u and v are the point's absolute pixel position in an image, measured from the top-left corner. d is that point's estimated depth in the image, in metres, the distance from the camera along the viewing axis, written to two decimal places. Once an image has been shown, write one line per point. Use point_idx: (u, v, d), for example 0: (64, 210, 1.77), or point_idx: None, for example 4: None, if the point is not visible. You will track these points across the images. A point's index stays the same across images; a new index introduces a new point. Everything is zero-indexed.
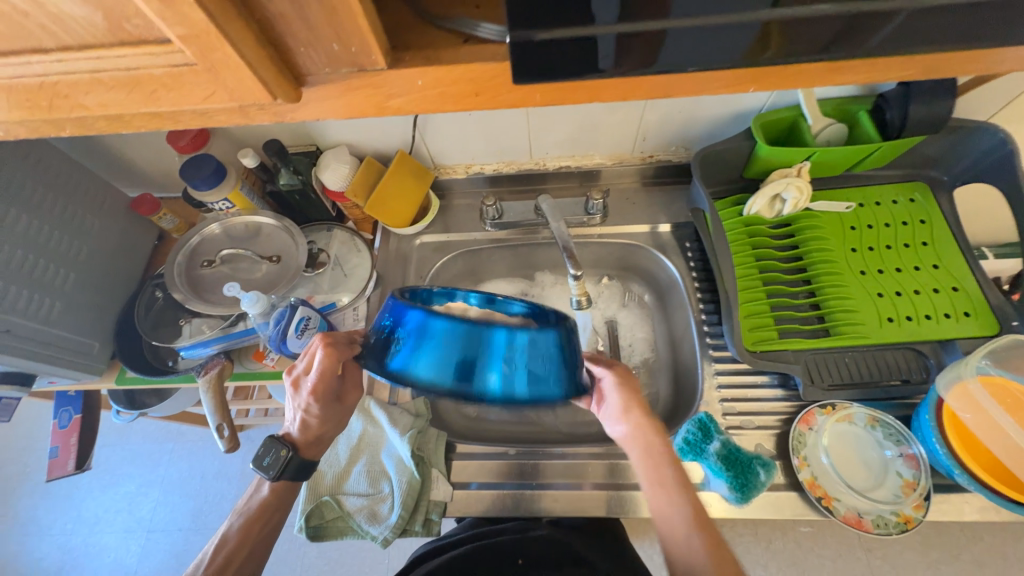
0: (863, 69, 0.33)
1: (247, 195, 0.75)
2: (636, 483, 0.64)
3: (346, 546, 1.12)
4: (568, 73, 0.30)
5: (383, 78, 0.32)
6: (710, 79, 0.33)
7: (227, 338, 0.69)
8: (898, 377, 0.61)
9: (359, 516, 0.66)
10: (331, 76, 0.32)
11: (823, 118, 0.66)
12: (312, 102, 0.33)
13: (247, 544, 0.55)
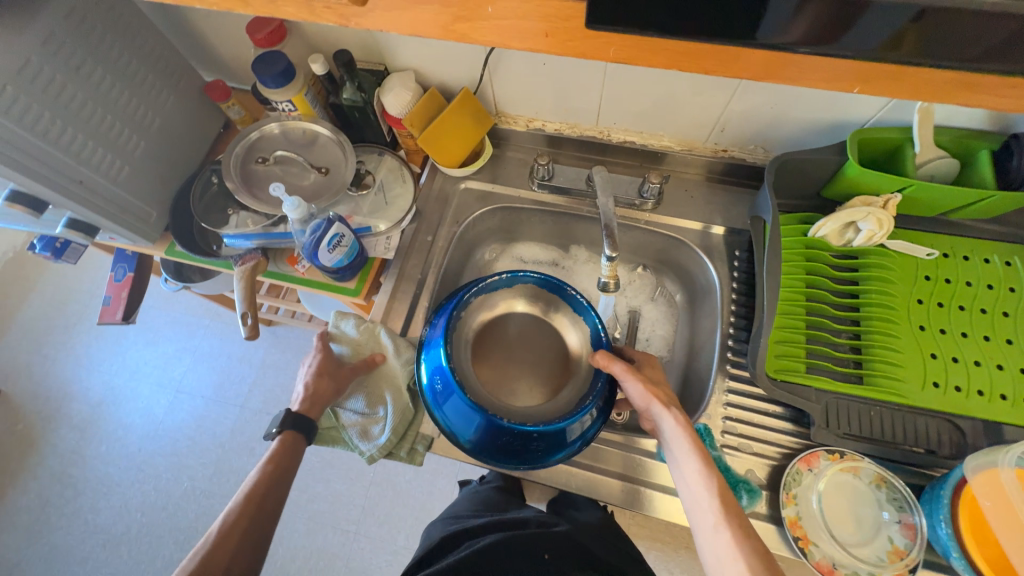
0: (996, 91, 0.28)
1: (310, 101, 0.76)
2: (614, 471, 0.64)
3: (341, 451, 1.22)
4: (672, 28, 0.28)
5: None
6: (825, 69, 0.30)
7: (267, 237, 0.73)
8: (924, 445, 0.57)
9: (351, 430, 0.70)
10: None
11: (934, 148, 0.58)
12: (376, 10, 0.32)
13: (253, 501, 0.61)
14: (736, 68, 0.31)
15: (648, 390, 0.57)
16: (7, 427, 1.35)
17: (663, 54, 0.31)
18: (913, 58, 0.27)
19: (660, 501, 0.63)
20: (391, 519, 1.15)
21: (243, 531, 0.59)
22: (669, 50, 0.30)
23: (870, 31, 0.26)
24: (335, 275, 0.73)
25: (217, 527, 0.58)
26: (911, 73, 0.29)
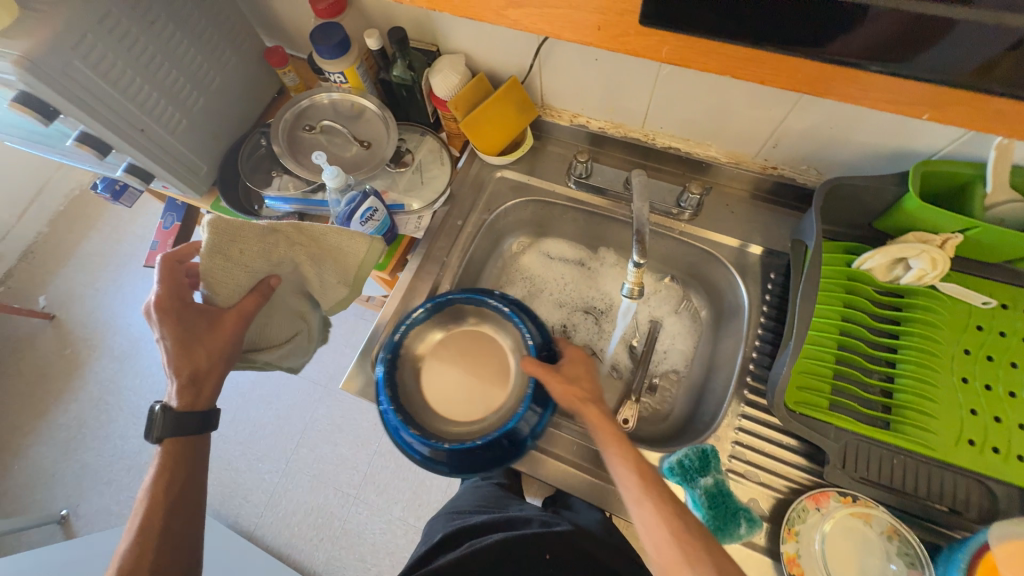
0: None
1: (361, 75, 0.77)
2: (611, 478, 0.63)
3: (351, 417, 1.26)
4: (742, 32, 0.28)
5: None
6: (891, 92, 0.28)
7: (305, 203, 0.75)
8: (948, 503, 0.54)
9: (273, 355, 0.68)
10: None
11: (1009, 190, 0.53)
12: None
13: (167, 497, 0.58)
14: (793, 81, 0.29)
15: (566, 389, 0.59)
16: (56, 350, 1.46)
17: (721, 59, 0.30)
18: (1016, 89, 0.26)
19: None
20: (391, 489, 1.18)
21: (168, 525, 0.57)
22: (726, 54, 0.29)
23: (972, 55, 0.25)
24: None
25: (127, 537, 0.55)
26: (991, 103, 0.27)
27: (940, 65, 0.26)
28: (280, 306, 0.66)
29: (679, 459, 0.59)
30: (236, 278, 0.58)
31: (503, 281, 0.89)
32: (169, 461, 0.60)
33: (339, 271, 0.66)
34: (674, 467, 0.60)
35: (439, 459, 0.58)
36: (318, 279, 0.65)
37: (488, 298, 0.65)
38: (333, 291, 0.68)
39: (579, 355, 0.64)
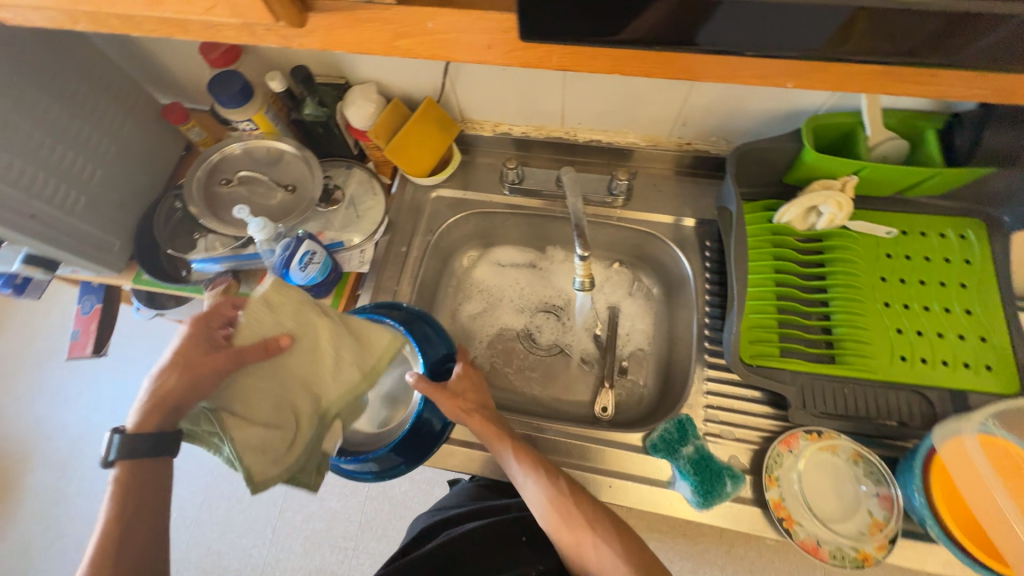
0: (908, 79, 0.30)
1: (271, 119, 0.74)
2: (599, 467, 0.64)
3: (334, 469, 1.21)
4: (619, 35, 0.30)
5: (391, 13, 0.30)
6: (746, 65, 0.31)
7: (237, 259, 0.71)
8: (896, 418, 0.59)
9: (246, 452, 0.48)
10: (338, 4, 0.31)
11: (885, 131, 0.60)
12: (317, 31, 0.32)
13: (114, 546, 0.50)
14: (674, 71, 0.32)
15: (450, 404, 0.60)
16: None
17: (611, 61, 0.32)
18: (860, 54, 0.29)
19: (645, 492, 0.62)
20: (390, 532, 1.14)
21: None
22: (610, 56, 0.31)
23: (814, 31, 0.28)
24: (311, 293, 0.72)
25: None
26: (841, 64, 0.30)
27: (793, 42, 0.29)
28: (282, 381, 0.54)
29: (660, 434, 0.62)
30: (259, 321, 0.52)
31: (460, 297, 0.88)
32: (127, 484, 0.52)
33: (360, 354, 0.58)
34: (658, 442, 0.62)
35: (384, 467, 0.63)
36: (334, 358, 0.56)
37: (386, 318, 0.66)
38: (346, 378, 0.57)
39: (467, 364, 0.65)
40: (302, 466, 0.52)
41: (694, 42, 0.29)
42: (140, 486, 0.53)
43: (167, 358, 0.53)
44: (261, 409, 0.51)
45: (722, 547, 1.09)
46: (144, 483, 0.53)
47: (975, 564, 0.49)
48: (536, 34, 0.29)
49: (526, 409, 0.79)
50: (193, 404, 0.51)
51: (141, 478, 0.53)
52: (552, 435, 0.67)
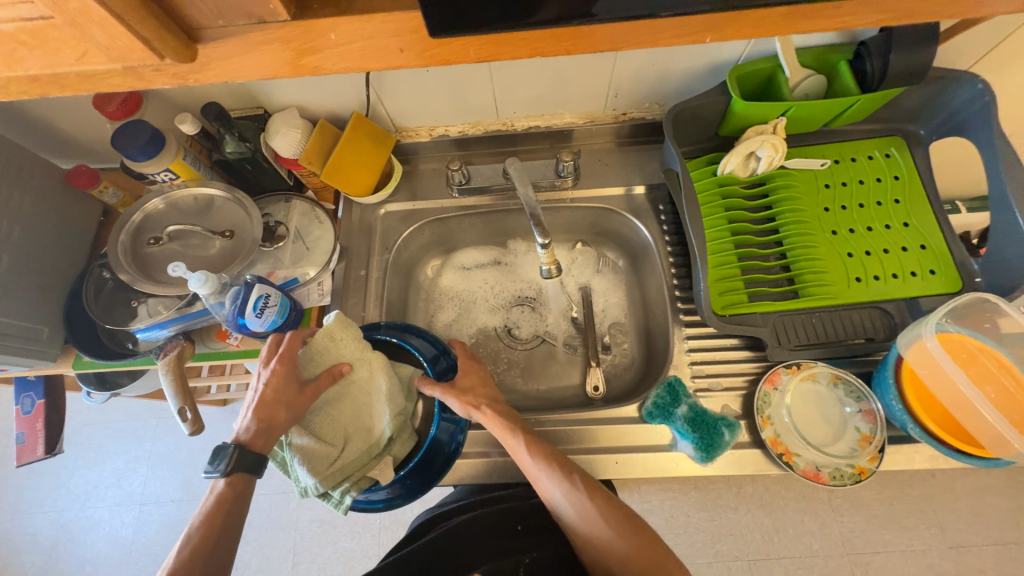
0: (806, 19, 0.31)
1: (191, 164, 0.69)
2: (603, 446, 0.65)
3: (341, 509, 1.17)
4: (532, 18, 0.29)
5: (290, 31, 0.29)
6: (663, 32, 0.31)
7: (185, 319, 0.66)
8: (863, 335, 0.63)
9: (316, 459, 0.55)
10: (229, 30, 0.29)
11: (801, 69, 0.63)
12: (213, 62, 0.30)
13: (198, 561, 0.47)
14: (596, 44, 0.32)
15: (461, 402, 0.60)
16: None
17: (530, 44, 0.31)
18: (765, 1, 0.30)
19: (651, 461, 0.63)
20: None
21: None
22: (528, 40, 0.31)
23: None
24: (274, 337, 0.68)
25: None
26: (744, 14, 0.31)
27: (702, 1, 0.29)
28: (350, 401, 0.59)
29: (654, 401, 0.63)
30: (336, 351, 0.59)
31: (432, 309, 0.87)
32: (226, 500, 0.51)
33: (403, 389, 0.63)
34: (653, 409, 0.63)
35: (396, 494, 0.60)
36: (388, 390, 0.60)
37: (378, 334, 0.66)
38: (396, 406, 0.60)
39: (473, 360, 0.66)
40: (354, 472, 0.56)
41: (603, 14, 0.29)
42: (209, 532, 0.49)
43: (256, 392, 0.54)
44: (325, 423, 0.57)
45: (731, 490, 1.14)
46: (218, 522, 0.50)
47: (955, 453, 0.52)
48: (446, 30, 0.29)
49: (520, 405, 0.78)
50: (278, 428, 0.53)
51: (220, 516, 0.50)
52: (550, 425, 0.66)
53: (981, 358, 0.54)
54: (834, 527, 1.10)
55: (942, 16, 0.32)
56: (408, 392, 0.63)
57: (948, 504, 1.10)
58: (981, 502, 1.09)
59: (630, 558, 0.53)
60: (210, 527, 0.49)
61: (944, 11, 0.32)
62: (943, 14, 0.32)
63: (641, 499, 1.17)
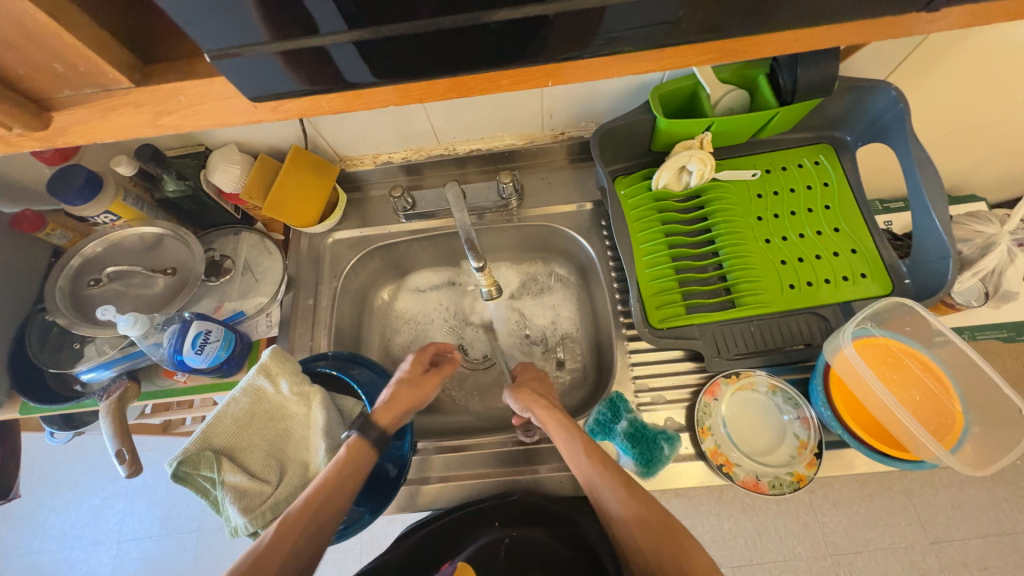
0: (635, 60, 0.34)
1: (133, 205, 0.70)
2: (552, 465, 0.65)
3: None
4: (373, 71, 0.32)
5: (133, 96, 0.33)
6: (495, 78, 0.34)
7: (128, 359, 0.66)
8: (801, 341, 0.63)
9: (234, 497, 0.54)
10: (77, 97, 0.32)
11: (721, 86, 0.64)
12: (74, 127, 0.33)
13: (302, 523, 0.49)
14: (441, 92, 0.35)
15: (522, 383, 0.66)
16: None
17: (379, 95, 0.34)
18: (586, 48, 0.32)
19: None
20: None
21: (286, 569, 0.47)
22: (382, 92, 0.34)
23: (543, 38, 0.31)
24: (220, 372, 0.68)
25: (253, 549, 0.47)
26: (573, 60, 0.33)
27: (534, 49, 0.31)
28: (282, 433, 0.60)
29: (595, 418, 0.64)
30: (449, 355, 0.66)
31: (389, 333, 0.87)
32: (340, 472, 0.53)
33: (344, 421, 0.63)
34: (595, 427, 0.63)
35: (347, 523, 0.60)
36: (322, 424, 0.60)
37: (318, 368, 0.66)
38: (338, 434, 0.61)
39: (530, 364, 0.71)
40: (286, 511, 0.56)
41: (440, 64, 0.32)
42: (311, 506, 0.50)
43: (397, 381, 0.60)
44: (256, 459, 0.57)
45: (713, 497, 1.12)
46: (319, 494, 0.51)
47: (883, 458, 0.53)
48: (281, 91, 0.32)
49: (475, 426, 0.79)
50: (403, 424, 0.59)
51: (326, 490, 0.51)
52: (491, 447, 0.69)
53: (906, 360, 0.56)
54: (815, 527, 1.08)
55: (763, 52, 0.34)
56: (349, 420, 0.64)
57: (929, 500, 1.08)
58: (963, 495, 1.08)
59: (632, 523, 0.50)
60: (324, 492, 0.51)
61: (765, 46, 0.34)
62: (763, 50, 0.34)
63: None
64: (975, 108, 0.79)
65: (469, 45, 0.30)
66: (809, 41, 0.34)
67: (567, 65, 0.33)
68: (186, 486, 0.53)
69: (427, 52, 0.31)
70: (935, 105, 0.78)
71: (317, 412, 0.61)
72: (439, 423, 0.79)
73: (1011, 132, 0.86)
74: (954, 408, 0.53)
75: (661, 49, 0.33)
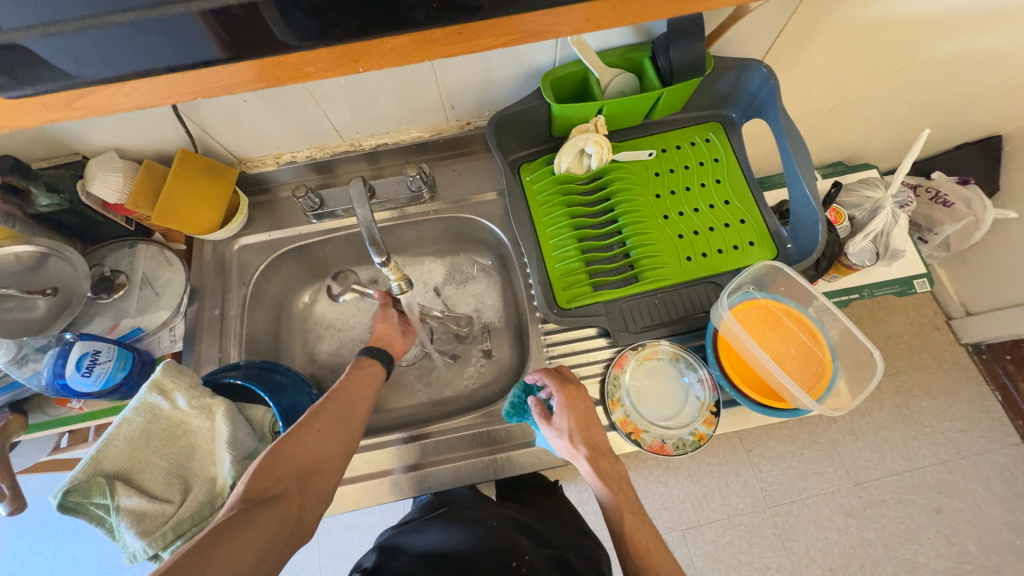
0: (457, 39, 0.34)
1: (2, 223, 0.63)
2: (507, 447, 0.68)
3: None
4: (176, 54, 0.31)
5: None
6: (308, 61, 0.33)
7: (11, 389, 0.61)
8: (700, 309, 0.67)
9: (131, 523, 0.51)
10: None
11: (610, 70, 0.66)
12: None
13: (344, 401, 0.59)
14: (265, 77, 0.34)
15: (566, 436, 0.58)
16: None
17: (179, 85, 0.33)
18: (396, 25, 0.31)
19: (521, 458, 0.68)
20: None
21: (323, 430, 0.55)
22: (205, 77, 0.33)
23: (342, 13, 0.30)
24: (120, 393, 0.64)
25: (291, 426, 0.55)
26: (387, 42, 0.33)
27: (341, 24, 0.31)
28: (185, 451, 0.57)
29: (511, 401, 0.66)
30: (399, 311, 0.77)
31: (312, 338, 0.85)
32: (364, 371, 0.65)
33: (254, 430, 0.61)
34: (510, 409, 0.66)
35: None
36: (228, 436, 0.58)
37: (226, 380, 0.63)
38: (245, 441, 0.59)
39: (575, 390, 0.61)
40: (189, 529, 0.54)
41: (245, 47, 0.32)
42: (344, 391, 0.61)
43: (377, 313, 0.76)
44: (156, 479, 0.54)
45: (660, 466, 1.16)
46: (348, 395, 0.61)
47: (779, 413, 0.59)
48: (90, 80, 0.32)
49: (402, 421, 0.79)
50: (388, 341, 0.73)
51: (359, 385, 0.63)
52: (418, 440, 0.69)
53: (785, 319, 0.62)
54: (755, 483, 1.15)
55: (584, 27, 0.34)
56: (261, 425, 0.63)
57: (851, 446, 1.17)
58: (879, 439, 1.17)
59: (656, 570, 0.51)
60: (355, 383, 0.63)
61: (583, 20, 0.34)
62: (584, 26, 0.34)
63: (578, 489, 1.11)
64: (849, 82, 0.85)
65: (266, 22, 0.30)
66: (602, 18, 0.34)
67: (383, 44, 0.33)
68: (76, 517, 0.49)
69: (181, 37, 0.30)
70: (815, 81, 0.84)
71: (221, 425, 0.58)
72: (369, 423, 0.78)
73: (887, 103, 0.93)
74: (825, 358, 0.60)
75: (476, 30, 0.33)
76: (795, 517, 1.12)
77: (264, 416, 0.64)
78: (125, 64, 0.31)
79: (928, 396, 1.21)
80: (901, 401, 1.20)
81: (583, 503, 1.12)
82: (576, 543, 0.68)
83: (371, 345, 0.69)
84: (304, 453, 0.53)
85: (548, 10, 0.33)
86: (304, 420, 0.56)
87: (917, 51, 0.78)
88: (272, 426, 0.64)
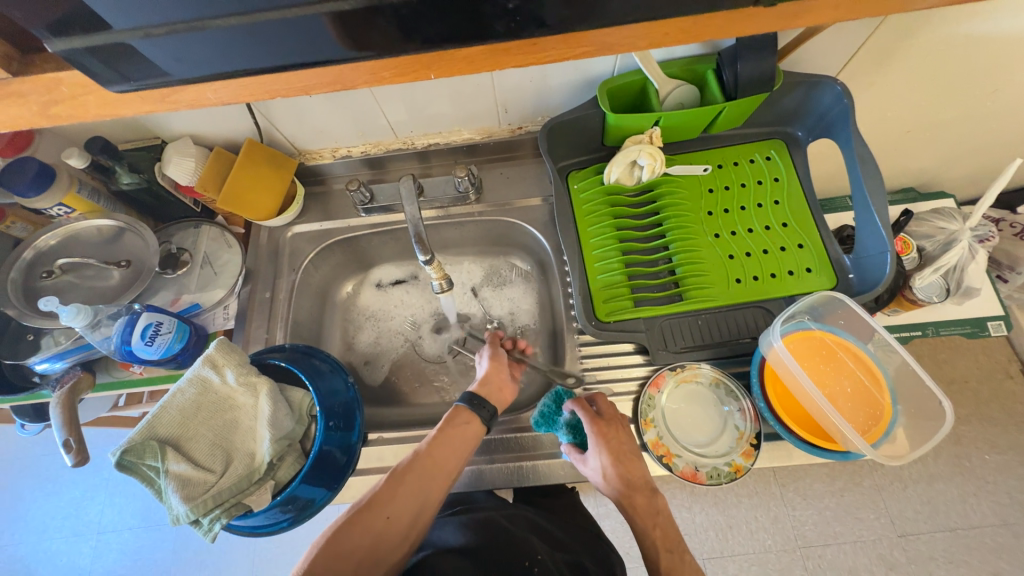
0: (524, 49, 0.34)
1: (89, 198, 0.69)
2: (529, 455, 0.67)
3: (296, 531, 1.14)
4: (261, 56, 0.33)
5: (40, 84, 0.34)
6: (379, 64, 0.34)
7: (84, 349, 0.67)
8: (746, 335, 0.64)
9: (178, 487, 0.54)
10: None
11: (670, 81, 0.64)
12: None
13: (423, 482, 0.56)
14: (336, 79, 0.35)
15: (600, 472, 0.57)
16: None
17: (261, 85, 0.35)
18: (466, 33, 0.32)
19: (545, 467, 0.67)
20: None
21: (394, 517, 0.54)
22: (282, 77, 0.35)
23: (416, 22, 0.31)
24: (175, 362, 0.69)
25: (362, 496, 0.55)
26: (457, 49, 0.33)
27: (413, 32, 0.32)
28: (230, 424, 0.60)
29: (541, 410, 0.65)
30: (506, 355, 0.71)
31: (351, 326, 0.88)
32: (450, 432, 0.60)
33: (294, 413, 0.64)
34: (539, 419, 0.64)
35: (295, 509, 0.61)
36: (269, 416, 0.60)
37: (270, 361, 0.66)
38: (283, 422, 0.61)
39: (607, 424, 0.59)
40: (227, 499, 0.56)
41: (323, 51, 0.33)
42: (423, 466, 0.57)
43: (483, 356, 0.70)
44: (201, 449, 0.57)
45: (685, 491, 1.12)
46: (431, 468, 0.57)
47: (828, 454, 0.56)
48: (181, 76, 0.34)
49: (429, 416, 0.80)
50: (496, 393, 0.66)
51: (444, 454, 0.58)
52: None
53: (841, 354, 0.58)
54: (786, 520, 1.09)
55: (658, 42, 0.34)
56: (300, 409, 0.65)
57: (899, 495, 1.08)
58: (932, 490, 1.08)
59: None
60: (440, 451, 0.58)
61: (655, 35, 0.33)
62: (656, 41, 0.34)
63: (597, 502, 1.09)
64: (932, 105, 0.79)
65: (344, 27, 0.31)
66: (678, 35, 0.33)
67: (451, 51, 0.33)
68: (130, 475, 0.53)
69: (268, 40, 0.31)
70: (893, 102, 0.78)
71: (264, 403, 0.61)
72: (398, 414, 0.80)
73: (973, 129, 0.85)
74: (883, 400, 0.56)
75: (546, 41, 0.33)
76: (829, 561, 1.05)
77: (302, 400, 0.66)
78: (215, 62, 0.33)
79: (994, 450, 1.10)
80: (961, 452, 1.10)
81: (602, 519, 1.09)
82: (593, 547, 0.67)
83: (480, 399, 0.62)
84: (365, 537, 0.52)
85: (623, 25, 0.33)
86: (375, 501, 0.54)
87: (1016, 73, 0.71)
88: (308, 412, 0.66)
